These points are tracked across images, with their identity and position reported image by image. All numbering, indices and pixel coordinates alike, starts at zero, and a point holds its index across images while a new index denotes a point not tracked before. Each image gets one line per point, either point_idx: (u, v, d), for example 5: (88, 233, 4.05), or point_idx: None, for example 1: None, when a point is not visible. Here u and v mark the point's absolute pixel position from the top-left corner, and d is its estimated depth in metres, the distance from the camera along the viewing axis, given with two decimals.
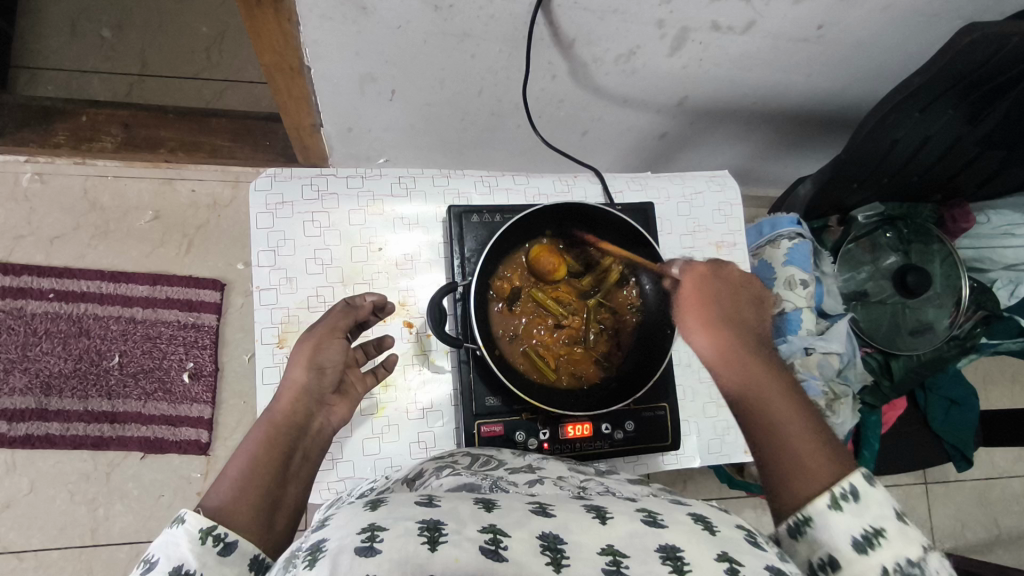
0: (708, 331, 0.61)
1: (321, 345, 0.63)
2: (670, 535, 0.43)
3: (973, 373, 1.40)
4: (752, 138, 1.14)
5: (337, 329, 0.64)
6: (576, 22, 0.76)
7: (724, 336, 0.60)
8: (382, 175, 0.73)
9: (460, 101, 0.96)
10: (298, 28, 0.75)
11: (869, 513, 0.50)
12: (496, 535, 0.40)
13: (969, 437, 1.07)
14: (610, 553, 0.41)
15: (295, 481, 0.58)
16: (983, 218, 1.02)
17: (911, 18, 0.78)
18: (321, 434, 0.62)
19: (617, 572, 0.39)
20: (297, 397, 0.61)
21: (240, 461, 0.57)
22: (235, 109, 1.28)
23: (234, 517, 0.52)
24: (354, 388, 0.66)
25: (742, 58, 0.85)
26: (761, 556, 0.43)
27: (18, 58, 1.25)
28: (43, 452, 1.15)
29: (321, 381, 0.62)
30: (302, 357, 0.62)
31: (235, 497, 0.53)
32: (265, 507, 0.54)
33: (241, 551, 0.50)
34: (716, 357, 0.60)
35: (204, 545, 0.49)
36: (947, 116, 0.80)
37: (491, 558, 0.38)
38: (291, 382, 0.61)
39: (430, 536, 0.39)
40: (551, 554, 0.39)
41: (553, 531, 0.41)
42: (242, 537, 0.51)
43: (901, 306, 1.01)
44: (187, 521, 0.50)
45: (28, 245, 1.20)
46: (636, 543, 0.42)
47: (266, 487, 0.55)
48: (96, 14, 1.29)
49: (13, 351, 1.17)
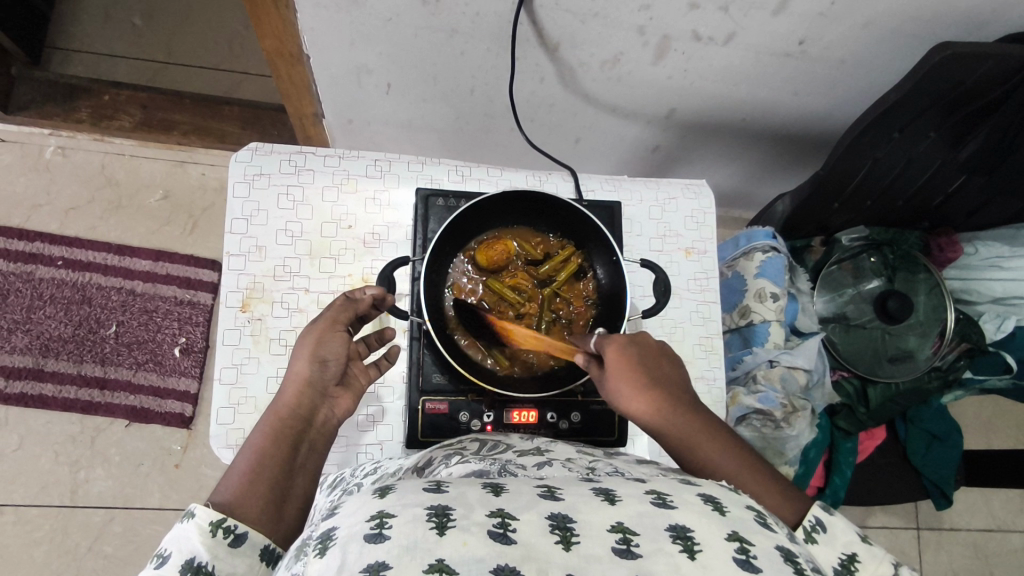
0: (640, 395, 0.58)
1: (323, 337, 0.61)
2: (682, 515, 0.41)
3: (971, 415, 1.35)
4: (745, 157, 1.15)
5: (338, 322, 0.63)
6: (559, 24, 0.78)
7: (656, 399, 0.58)
8: (359, 156, 0.76)
9: (454, 99, 1.00)
10: (295, 14, 0.79)
11: (839, 542, 0.51)
12: (505, 519, 0.39)
13: (949, 475, 1.05)
14: (620, 530, 0.39)
15: (302, 473, 0.58)
16: (971, 249, 1.01)
17: (894, 39, 0.78)
18: (327, 426, 0.61)
19: (627, 552, 0.38)
20: (303, 389, 0.60)
21: (247, 455, 0.56)
22: (250, 100, 1.34)
23: (244, 509, 0.52)
24: (357, 380, 0.65)
25: (726, 70, 0.86)
26: (772, 535, 0.42)
27: (55, 39, 1.33)
28: (35, 411, 1.19)
29: (324, 374, 0.61)
30: (304, 351, 0.61)
31: (244, 491, 0.53)
32: (274, 499, 0.54)
33: (252, 541, 0.51)
34: (652, 418, 0.58)
35: (215, 537, 0.49)
36: (929, 139, 0.80)
37: (500, 541, 0.38)
38: (294, 375, 0.60)
39: (438, 522, 0.38)
40: (561, 532, 0.38)
41: (562, 511, 0.40)
42: (252, 528, 0.52)
43: (881, 333, 1.00)
44: (196, 514, 0.50)
45: (44, 214, 1.26)
46: (646, 522, 0.40)
47: (274, 479, 0.55)
48: (131, 3, 1.37)
49: (18, 313, 1.22)
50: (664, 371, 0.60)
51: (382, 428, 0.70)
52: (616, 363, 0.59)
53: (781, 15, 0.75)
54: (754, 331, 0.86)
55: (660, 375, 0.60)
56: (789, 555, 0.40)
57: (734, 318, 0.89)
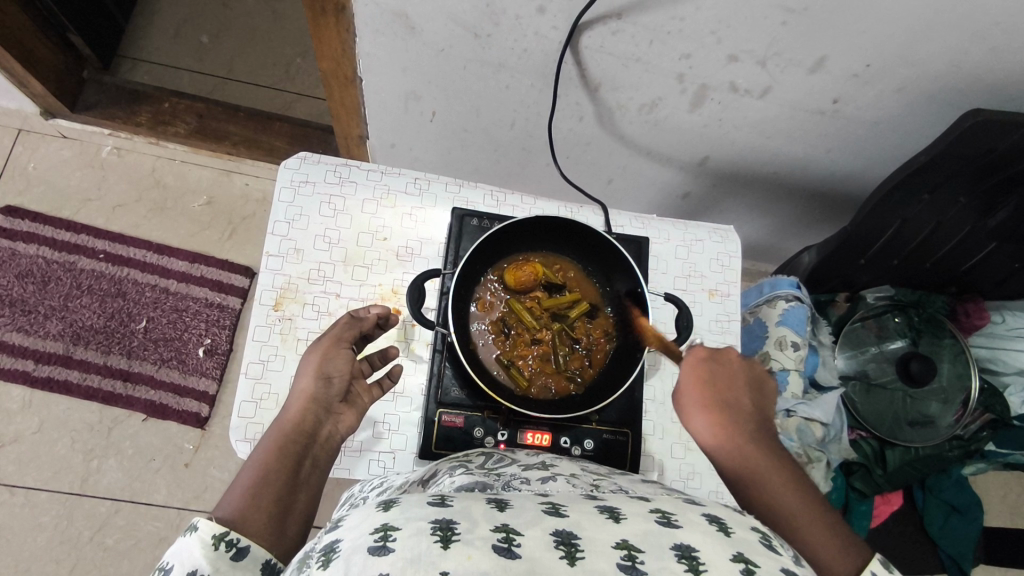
0: (707, 411, 0.61)
1: (328, 355, 0.65)
2: (686, 535, 0.41)
3: (994, 493, 1.31)
4: (774, 210, 1.17)
5: (342, 340, 0.67)
6: (602, 66, 0.82)
7: (721, 418, 0.61)
8: (400, 174, 0.80)
9: (494, 131, 1.03)
10: (354, 39, 0.83)
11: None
12: (509, 534, 0.40)
13: (968, 550, 1.02)
14: (625, 547, 0.39)
15: (304, 488, 0.61)
16: (998, 317, 1.01)
17: (926, 103, 0.81)
18: (329, 441, 0.64)
19: (631, 568, 0.38)
20: (308, 404, 0.63)
21: (252, 468, 0.59)
22: (300, 119, 1.41)
23: (247, 522, 0.55)
24: (360, 398, 0.67)
25: (760, 123, 0.89)
26: (776, 557, 0.42)
27: (125, 49, 1.42)
28: (57, 397, 1.22)
29: (327, 390, 0.64)
30: (310, 367, 0.65)
31: (246, 505, 0.56)
32: (276, 514, 0.57)
33: (254, 555, 0.54)
34: (713, 436, 0.60)
35: (217, 550, 0.52)
36: (958, 204, 0.81)
37: (505, 555, 0.38)
38: (299, 392, 0.63)
39: (442, 535, 0.39)
40: (566, 547, 0.39)
41: (567, 529, 0.40)
42: (254, 543, 0.54)
43: (902, 395, 0.99)
44: (199, 529, 0.53)
45: (93, 208, 1.32)
46: (650, 540, 0.40)
47: (276, 495, 0.58)
48: (200, 22, 1.46)
49: (56, 300, 1.27)
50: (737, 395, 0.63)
51: (396, 436, 0.72)
52: (689, 378, 0.63)
53: (817, 73, 0.77)
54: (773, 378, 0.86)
55: (736, 399, 0.62)
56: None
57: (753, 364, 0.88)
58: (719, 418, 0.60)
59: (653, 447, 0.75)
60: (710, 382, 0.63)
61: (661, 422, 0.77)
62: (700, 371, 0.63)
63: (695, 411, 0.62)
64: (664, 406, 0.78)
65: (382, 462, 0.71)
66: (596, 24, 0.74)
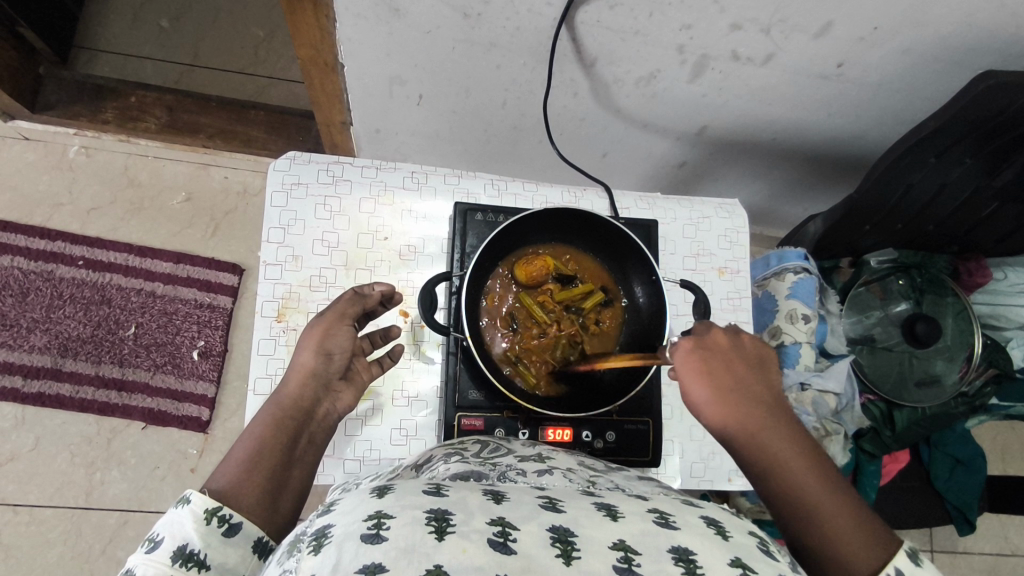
0: (712, 398, 0.56)
1: (330, 330, 0.63)
2: (683, 538, 0.40)
3: (991, 440, 1.34)
4: (772, 175, 1.15)
5: (345, 315, 0.64)
6: (599, 41, 0.78)
7: (730, 403, 0.55)
8: (395, 168, 0.76)
9: (485, 111, 0.99)
10: (335, 25, 0.78)
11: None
12: (505, 529, 0.39)
13: (973, 500, 1.05)
14: (621, 548, 0.38)
15: (299, 466, 0.59)
16: (1000, 274, 1.02)
17: (931, 64, 0.78)
18: (327, 418, 0.63)
19: (628, 570, 0.37)
20: (307, 379, 0.62)
21: (247, 441, 0.58)
22: (276, 105, 1.35)
23: (239, 497, 0.53)
24: (360, 375, 0.67)
25: (762, 90, 0.86)
26: (775, 564, 0.40)
27: (82, 39, 1.34)
28: (51, 411, 1.19)
29: (328, 366, 0.63)
30: (311, 343, 0.63)
31: (240, 478, 0.55)
32: (270, 488, 0.55)
33: (246, 533, 0.52)
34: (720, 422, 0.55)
35: (209, 525, 0.50)
36: (964, 165, 0.79)
37: (499, 550, 0.37)
38: (299, 366, 0.62)
39: (437, 526, 0.37)
40: (562, 545, 0.38)
41: (563, 525, 0.39)
42: (247, 519, 0.52)
43: (908, 356, 1.00)
44: (192, 502, 0.51)
45: (66, 213, 1.26)
46: (648, 542, 0.39)
47: (271, 471, 0.56)
48: (159, 5, 1.38)
49: (38, 312, 1.22)
50: (742, 378, 0.57)
51: (415, 442, 0.71)
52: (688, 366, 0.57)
53: (822, 38, 0.75)
54: (784, 352, 0.86)
55: (744, 383, 0.57)
56: None
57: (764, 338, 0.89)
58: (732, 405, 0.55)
59: (673, 432, 0.75)
60: (714, 369, 0.57)
61: (680, 407, 0.77)
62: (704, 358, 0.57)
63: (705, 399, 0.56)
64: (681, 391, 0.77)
65: None
66: None
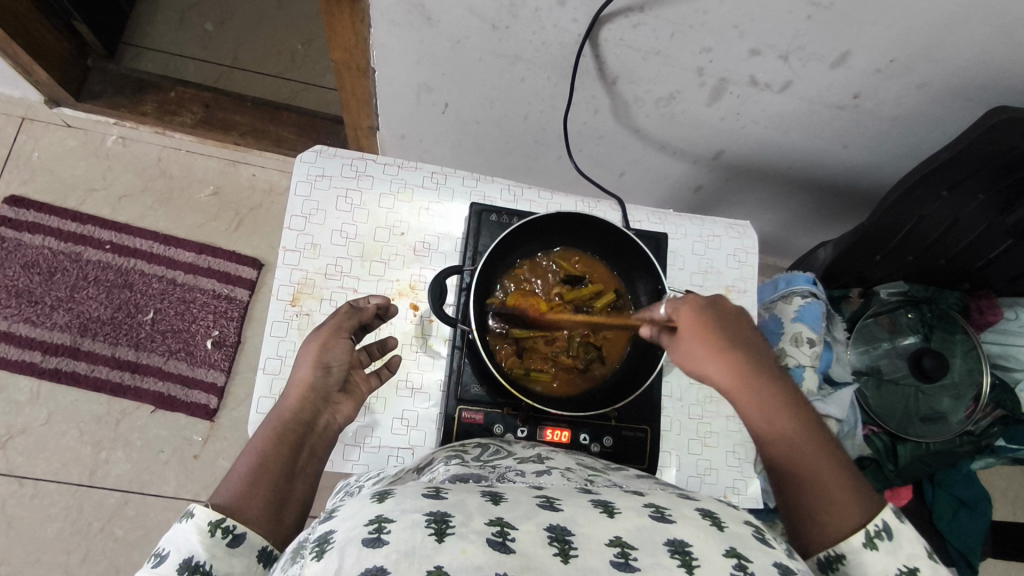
0: (723, 361, 0.61)
1: (327, 344, 0.65)
2: (680, 530, 0.41)
3: (1001, 488, 1.32)
4: (786, 204, 1.16)
5: (341, 329, 0.66)
6: (621, 59, 0.81)
7: (738, 368, 0.61)
8: (416, 168, 0.79)
9: (507, 123, 1.02)
10: (370, 30, 0.82)
11: (902, 553, 0.53)
12: (503, 528, 0.39)
13: (976, 543, 1.03)
14: (618, 544, 0.39)
15: (302, 478, 0.60)
16: (1011, 313, 1.02)
17: (946, 99, 0.80)
18: (327, 432, 0.64)
19: (624, 564, 0.38)
20: (305, 393, 0.62)
21: (248, 459, 0.59)
22: (307, 109, 1.40)
23: (244, 511, 0.55)
24: (359, 387, 0.68)
25: (778, 117, 0.89)
26: (770, 551, 0.41)
27: (130, 37, 1.40)
28: (65, 388, 1.22)
29: (326, 379, 0.64)
30: (309, 356, 0.64)
31: (245, 493, 0.56)
32: (274, 502, 0.57)
33: (250, 542, 0.54)
34: (730, 384, 0.61)
35: (214, 537, 0.52)
36: (976, 201, 0.80)
37: (499, 549, 0.37)
38: (298, 380, 0.63)
39: (437, 528, 0.38)
40: (559, 544, 0.38)
41: (561, 524, 0.40)
42: (251, 530, 0.54)
43: (914, 391, 0.99)
44: (196, 515, 0.53)
45: (98, 198, 1.31)
46: (644, 536, 0.40)
47: (274, 483, 0.58)
48: (204, 9, 1.45)
49: (62, 291, 1.26)
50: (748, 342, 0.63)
51: (416, 433, 0.72)
52: (697, 329, 0.62)
53: (838, 68, 0.77)
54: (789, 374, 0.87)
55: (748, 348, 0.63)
56: (787, 571, 0.40)
57: None
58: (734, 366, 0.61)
59: (671, 443, 0.76)
60: (723, 334, 0.62)
61: (679, 419, 0.77)
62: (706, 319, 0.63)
63: (704, 357, 0.62)
64: (682, 403, 0.78)
65: (401, 458, 0.71)
66: (617, 17, 0.73)
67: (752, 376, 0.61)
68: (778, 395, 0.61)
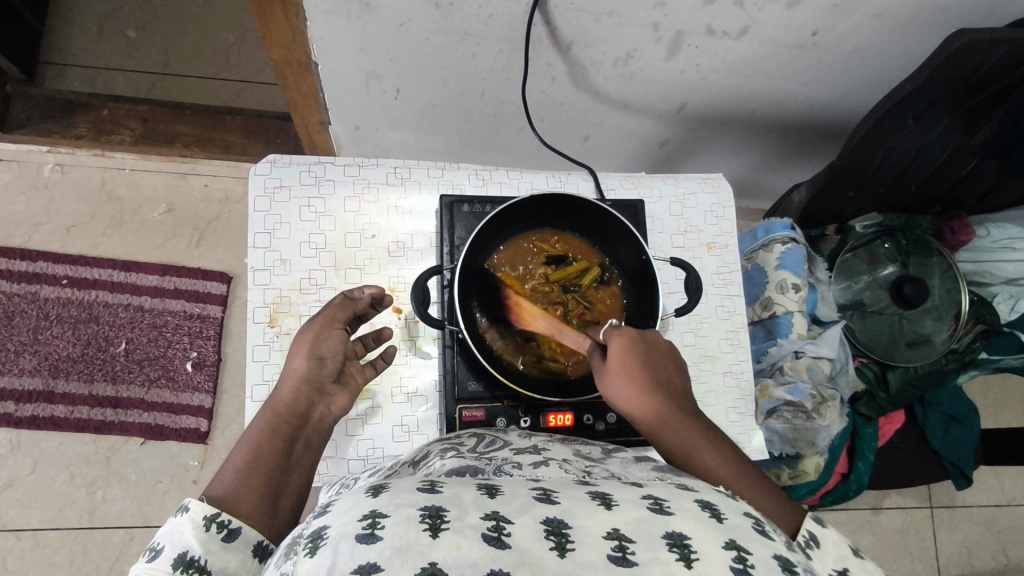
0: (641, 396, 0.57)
1: (321, 335, 0.63)
2: (678, 522, 0.39)
3: (984, 395, 1.37)
4: (754, 148, 1.15)
5: (336, 319, 0.64)
6: (574, 23, 0.77)
7: (656, 402, 0.57)
8: (378, 165, 0.76)
9: (463, 101, 0.98)
10: (306, 24, 0.77)
11: (833, 558, 0.53)
12: (499, 522, 0.37)
13: (968, 454, 1.07)
14: (616, 537, 0.37)
15: (297, 469, 0.58)
16: (983, 231, 1.05)
17: (905, 25, 0.79)
18: (322, 422, 0.62)
19: (623, 559, 0.36)
20: (299, 385, 0.60)
21: (243, 450, 0.56)
22: (251, 108, 1.34)
23: (237, 502, 0.53)
24: (355, 378, 0.65)
25: (740, 63, 0.86)
26: (769, 544, 0.40)
27: (48, 55, 1.32)
28: (47, 434, 1.18)
29: (321, 370, 0.62)
30: (302, 348, 0.62)
31: (237, 484, 0.54)
32: (269, 493, 0.54)
33: (245, 537, 0.51)
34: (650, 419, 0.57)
35: (209, 531, 0.50)
36: (943, 125, 0.80)
37: (494, 544, 0.35)
38: (292, 372, 0.61)
39: (431, 524, 0.36)
40: (556, 538, 0.36)
41: (557, 517, 0.38)
42: (246, 524, 0.52)
43: (897, 319, 1.02)
44: (191, 509, 0.51)
45: (45, 232, 1.24)
46: (644, 529, 0.38)
47: (268, 474, 0.55)
48: (123, 14, 1.35)
49: (25, 335, 1.20)
50: (666, 372, 0.59)
51: (418, 437, 0.71)
52: (616, 363, 0.59)
53: (796, 7, 0.75)
54: (777, 323, 0.91)
55: (666, 378, 0.59)
56: (787, 565, 0.38)
57: (757, 311, 0.93)
58: (650, 401, 0.57)
59: None
60: (641, 364, 0.58)
61: None
62: (631, 351, 0.59)
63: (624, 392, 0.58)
64: None
65: None
66: None
67: (669, 409, 0.57)
68: (700, 429, 0.57)
